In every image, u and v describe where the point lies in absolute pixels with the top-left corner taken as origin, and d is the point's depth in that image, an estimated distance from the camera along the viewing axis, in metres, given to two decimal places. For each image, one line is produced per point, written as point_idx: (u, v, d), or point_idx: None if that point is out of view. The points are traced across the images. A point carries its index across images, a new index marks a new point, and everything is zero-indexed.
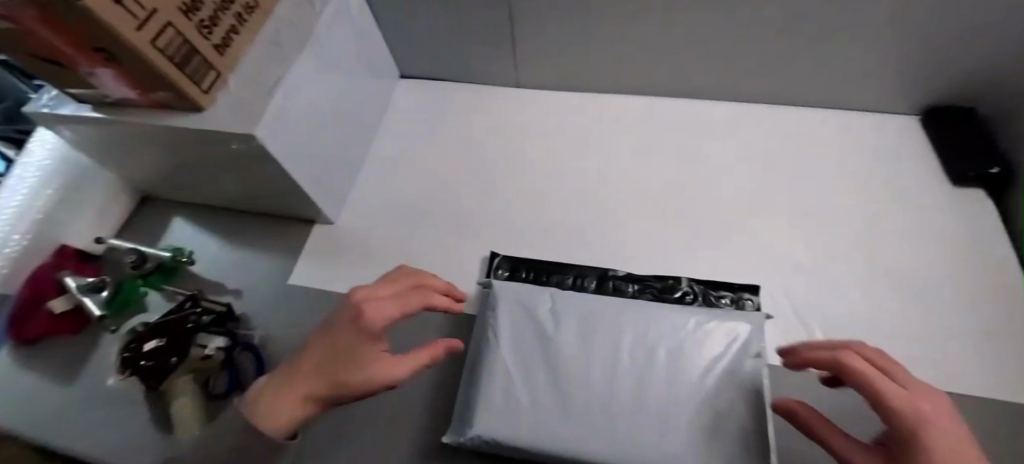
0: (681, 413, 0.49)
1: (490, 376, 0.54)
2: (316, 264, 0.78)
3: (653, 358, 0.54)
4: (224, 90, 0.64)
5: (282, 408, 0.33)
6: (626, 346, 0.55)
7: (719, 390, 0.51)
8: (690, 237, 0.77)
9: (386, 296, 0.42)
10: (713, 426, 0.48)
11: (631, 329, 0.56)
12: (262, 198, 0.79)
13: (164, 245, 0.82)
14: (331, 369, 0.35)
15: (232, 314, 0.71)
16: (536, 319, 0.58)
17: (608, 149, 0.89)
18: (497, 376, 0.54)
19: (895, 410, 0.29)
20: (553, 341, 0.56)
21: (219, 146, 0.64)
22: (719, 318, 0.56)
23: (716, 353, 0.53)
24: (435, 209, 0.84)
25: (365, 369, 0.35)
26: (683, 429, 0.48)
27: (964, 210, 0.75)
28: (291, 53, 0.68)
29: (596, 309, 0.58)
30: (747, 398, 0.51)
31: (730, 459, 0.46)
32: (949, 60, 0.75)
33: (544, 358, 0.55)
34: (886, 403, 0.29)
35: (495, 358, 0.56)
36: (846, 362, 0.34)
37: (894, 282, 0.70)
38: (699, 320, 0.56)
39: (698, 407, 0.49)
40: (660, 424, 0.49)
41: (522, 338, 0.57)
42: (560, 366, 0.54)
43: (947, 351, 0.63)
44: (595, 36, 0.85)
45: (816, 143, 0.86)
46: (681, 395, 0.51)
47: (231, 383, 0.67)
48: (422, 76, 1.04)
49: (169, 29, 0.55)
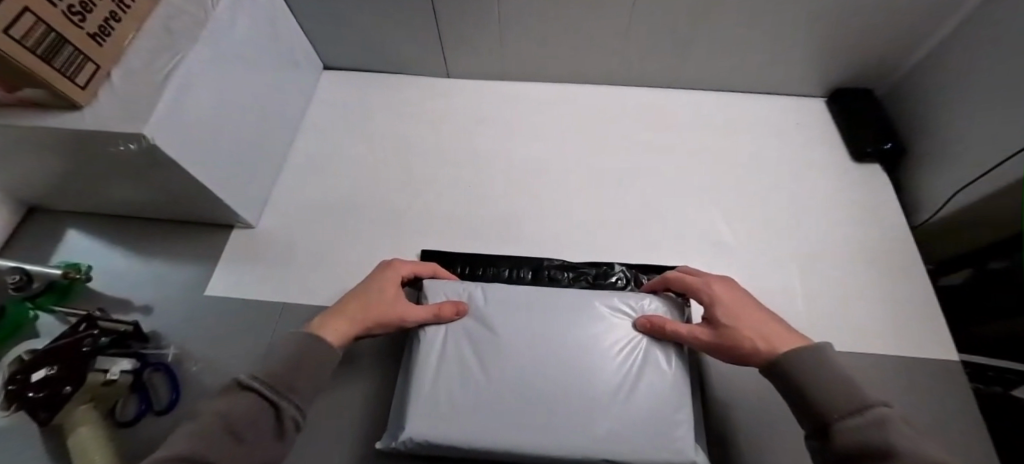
0: (611, 394, 0.50)
1: (419, 375, 0.53)
2: (237, 271, 0.73)
3: (584, 343, 0.54)
4: (107, 85, 0.57)
5: (331, 327, 0.51)
6: (558, 333, 0.55)
7: (646, 368, 0.53)
8: (622, 221, 0.79)
9: (408, 270, 0.60)
10: (642, 404, 0.50)
11: (561, 316, 0.56)
12: (171, 203, 0.72)
13: (58, 262, 0.74)
14: (382, 305, 0.55)
15: (140, 333, 0.66)
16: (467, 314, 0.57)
17: (543, 138, 0.90)
18: (426, 375, 0.53)
19: (723, 308, 0.50)
20: (484, 335, 0.55)
21: (104, 147, 0.57)
22: (646, 299, 0.58)
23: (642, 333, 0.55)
24: (366, 206, 0.81)
25: (384, 302, 0.54)
26: (613, 410, 0.49)
27: (864, 184, 0.82)
28: (186, 41, 0.62)
29: (528, 299, 0.58)
30: (674, 374, 0.52)
31: (657, 434, 0.48)
32: (846, 43, 0.81)
33: (474, 352, 0.54)
34: (718, 302, 0.51)
35: (425, 356, 0.54)
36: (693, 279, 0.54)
37: (805, 252, 0.75)
38: (626, 302, 0.58)
39: (626, 386, 0.51)
40: (591, 406, 0.49)
41: (454, 335, 0.56)
42: (491, 359, 0.53)
43: (847, 312, 0.69)
44: (519, 26, 0.84)
45: (736, 126, 0.90)
46: (610, 376, 0.52)
47: (142, 407, 0.61)
48: (350, 67, 1.00)
49: (26, 15, 0.47)
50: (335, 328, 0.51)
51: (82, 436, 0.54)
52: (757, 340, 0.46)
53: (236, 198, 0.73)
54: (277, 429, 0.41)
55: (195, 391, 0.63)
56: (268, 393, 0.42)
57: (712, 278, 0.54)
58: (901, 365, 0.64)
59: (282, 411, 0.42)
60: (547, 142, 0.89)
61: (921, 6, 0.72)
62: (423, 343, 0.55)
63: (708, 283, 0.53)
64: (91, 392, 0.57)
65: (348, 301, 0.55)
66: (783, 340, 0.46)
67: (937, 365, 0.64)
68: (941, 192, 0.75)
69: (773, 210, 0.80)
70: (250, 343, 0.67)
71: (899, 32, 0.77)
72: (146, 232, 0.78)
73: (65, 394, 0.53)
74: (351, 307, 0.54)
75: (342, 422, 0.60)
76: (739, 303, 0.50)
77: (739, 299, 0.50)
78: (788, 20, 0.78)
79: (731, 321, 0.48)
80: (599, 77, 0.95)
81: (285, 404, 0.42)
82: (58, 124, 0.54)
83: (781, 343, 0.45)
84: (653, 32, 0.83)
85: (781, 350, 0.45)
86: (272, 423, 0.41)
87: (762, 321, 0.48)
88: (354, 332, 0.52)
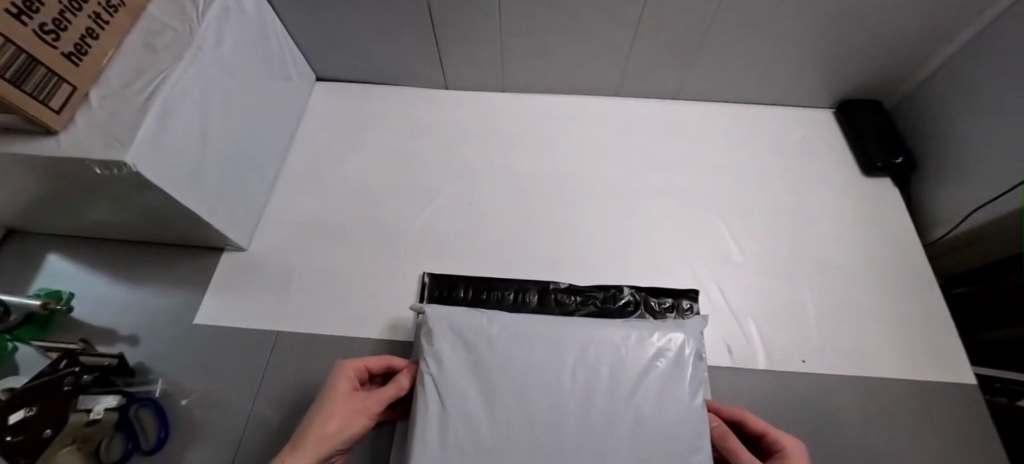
0: (623, 432, 0.49)
1: (425, 412, 0.50)
2: (230, 297, 0.71)
3: (593, 376, 0.52)
4: (85, 108, 0.53)
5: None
6: (566, 369, 0.52)
7: (661, 404, 0.51)
8: (627, 239, 0.77)
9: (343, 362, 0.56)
10: (657, 444, 0.48)
11: (569, 350, 0.54)
12: (159, 227, 0.69)
13: (37, 289, 0.70)
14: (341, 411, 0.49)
15: (123, 365, 0.62)
16: (471, 347, 0.54)
17: (544, 151, 0.87)
18: (431, 416, 0.50)
19: None
20: (492, 370, 0.52)
21: (83, 173, 0.53)
22: (661, 331, 0.56)
23: (654, 367, 0.53)
24: (362, 227, 0.78)
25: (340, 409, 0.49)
26: (626, 452, 0.48)
27: (872, 197, 0.81)
28: (170, 58, 0.58)
29: (537, 333, 0.55)
30: (690, 409, 0.51)
31: None
32: (854, 54, 0.79)
33: (482, 389, 0.51)
34: None
35: (428, 396, 0.51)
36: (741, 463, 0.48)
37: (816, 271, 0.73)
38: (640, 334, 0.55)
39: (638, 423, 0.49)
40: (602, 446, 0.48)
41: (461, 371, 0.53)
42: (498, 397, 0.51)
43: (862, 332, 0.67)
44: (520, 36, 0.81)
45: (743, 138, 0.88)
46: (623, 414, 0.50)
47: (128, 447, 0.58)
48: (343, 78, 0.96)
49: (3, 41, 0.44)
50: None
51: None
52: None
53: (226, 220, 0.70)
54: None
55: (187, 428, 0.60)
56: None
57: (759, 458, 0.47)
58: (919, 387, 0.63)
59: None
60: (549, 156, 0.87)
61: (933, 16, 0.70)
62: (426, 380, 0.52)
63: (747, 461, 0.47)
64: (73, 434, 0.54)
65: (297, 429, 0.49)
66: None
67: (953, 387, 0.63)
68: (954, 206, 0.73)
69: (783, 226, 0.78)
70: (246, 372, 0.64)
71: (909, 43, 0.76)
72: (130, 256, 0.74)
73: (45, 437, 0.49)
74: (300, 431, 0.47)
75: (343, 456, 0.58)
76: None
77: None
78: (798, 30, 0.76)
79: None
80: (601, 88, 0.92)
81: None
82: (31, 152, 0.50)
83: None
84: (657, 43, 0.80)
85: None
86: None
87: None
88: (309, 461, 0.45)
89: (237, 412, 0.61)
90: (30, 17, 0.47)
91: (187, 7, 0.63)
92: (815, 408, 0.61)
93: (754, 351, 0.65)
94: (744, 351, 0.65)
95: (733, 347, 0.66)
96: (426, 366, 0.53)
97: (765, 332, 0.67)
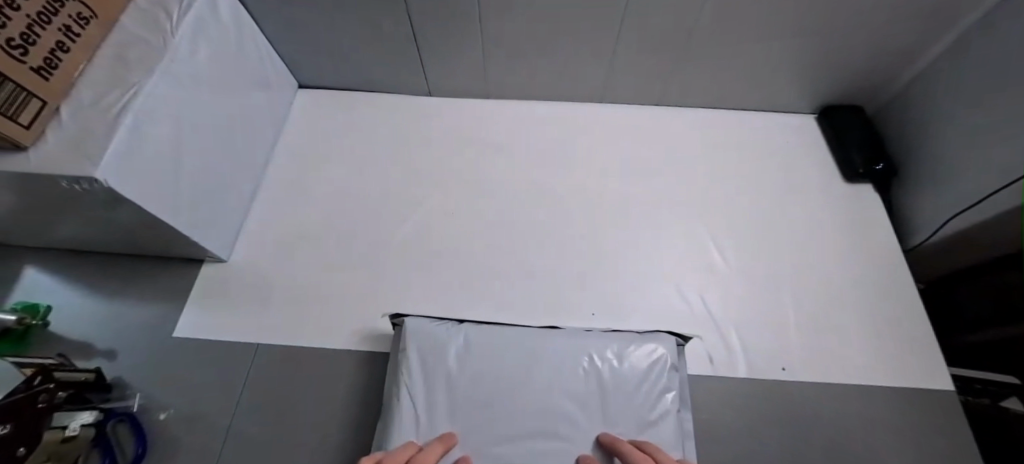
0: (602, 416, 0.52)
1: (406, 398, 0.52)
2: (209, 311, 0.70)
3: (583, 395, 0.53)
4: (55, 122, 0.53)
5: None
6: (540, 373, 0.53)
7: (637, 393, 0.53)
8: (609, 248, 0.76)
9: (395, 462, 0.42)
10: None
11: (544, 355, 0.55)
12: (136, 239, 0.68)
13: (11, 302, 0.69)
14: None
15: (101, 382, 0.61)
16: (444, 358, 0.54)
17: (527, 158, 0.87)
18: (408, 423, 0.50)
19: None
20: (465, 382, 0.53)
21: (53, 188, 0.52)
22: (638, 347, 0.55)
23: (628, 377, 0.54)
24: (343, 238, 0.78)
25: None
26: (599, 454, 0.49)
27: (853, 202, 0.81)
28: (142, 71, 0.58)
29: (510, 346, 0.55)
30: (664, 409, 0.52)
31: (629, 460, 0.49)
32: (835, 60, 0.79)
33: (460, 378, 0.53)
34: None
35: (403, 407, 0.51)
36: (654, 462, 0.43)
37: (796, 276, 0.73)
38: (610, 357, 0.55)
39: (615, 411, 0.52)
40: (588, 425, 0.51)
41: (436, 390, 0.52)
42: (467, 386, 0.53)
43: (844, 337, 0.67)
44: (502, 43, 0.81)
45: (725, 144, 0.88)
46: (603, 403, 0.52)
47: (105, 461, 0.57)
48: (326, 86, 0.96)
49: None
50: None
51: None
52: None
53: (203, 232, 0.69)
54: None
55: (163, 443, 0.59)
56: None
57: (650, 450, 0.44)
58: (902, 395, 0.62)
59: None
60: (532, 163, 0.86)
61: (911, 24, 0.71)
62: (401, 394, 0.52)
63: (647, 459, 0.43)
64: (46, 452, 0.53)
65: None
66: None
67: (937, 396, 0.62)
68: (933, 213, 0.74)
69: (765, 232, 0.78)
70: (224, 385, 0.63)
71: (888, 49, 0.76)
72: (107, 267, 0.74)
73: (18, 455, 0.48)
74: None
75: None
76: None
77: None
78: (777, 38, 0.76)
79: None
80: (585, 94, 0.92)
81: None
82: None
83: None
84: (639, 50, 0.80)
85: None
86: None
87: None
88: None
89: (214, 426, 0.60)
90: None
91: (161, 17, 0.62)
92: (798, 415, 0.61)
93: (736, 362, 0.65)
94: (725, 361, 0.65)
95: (714, 358, 0.65)
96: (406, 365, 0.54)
97: (745, 341, 0.67)
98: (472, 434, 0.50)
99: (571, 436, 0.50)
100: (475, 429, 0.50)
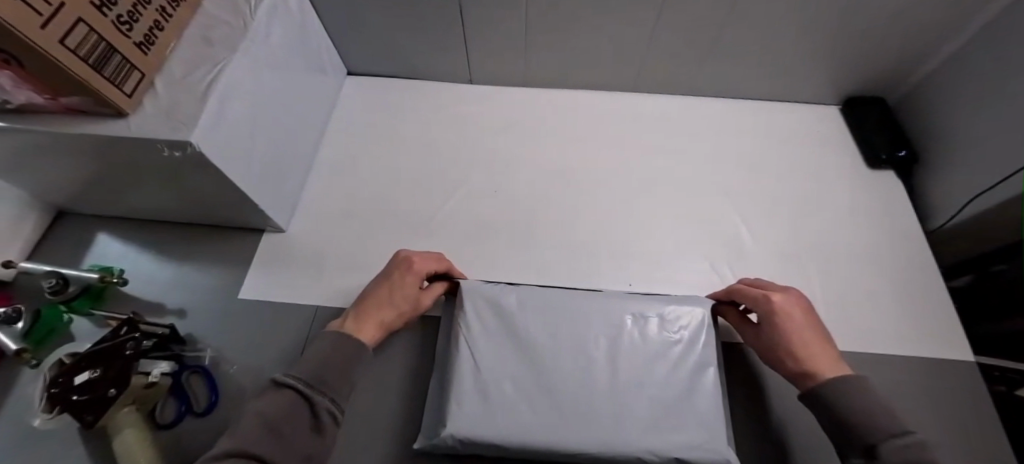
0: (647, 369, 0.54)
1: (465, 345, 0.56)
2: (271, 275, 0.75)
3: (626, 346, 0.56)
4: (151, 93, 0.58)
5: (366, 329, 0.54)
6: (586, 326, 0.58)
7: (682, 351, 0.56)
8: (644, 225, 0.81)
9: None
10: (677, 404, 0.52)
11: (590, 312, 0.59)
12: (207, 209, 0.74)
13: (90, 264, 0.75)
14: (405, 305, 0.59)
15: (178, 335, 0.67)
16: (498, 311, 0.59)
17: (563, 142, 0.92)
18: (468, 367, 0.55)
19: (765, 309, 0.54)
20: (520, 337, 0.57)
21: (148, 153, 0.57)
22: (676, 304, 0.60)
23: (673, 336, 0.57)
24: (395, 211, 0.83)
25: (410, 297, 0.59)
26: (648, 401, 0.52)
27: (877, 188, 0.85)
28: (227, 50, 0.63)
29: (559, 304, 0.60)
30: (704, 364, 0.55)
31: (675, 412, 0.51)
32: (859, 55, 0.83)
33: (516, 329, 0.58)
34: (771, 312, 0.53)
35: (463, 353, 0.56)
36: (754, 295, 0.56)
37: (823, 254, 0.77)
38: (650, 314, 0.59)
39: (660, 364, 0.55)
40: (636, 376, 0.54)
41: (491, 336, 0.57)
42: (519, 335, 0.57)
43: (869, 310, 0.71)
44: (544, 33, 0.86)
45: (752, 133, 0.93)
46: (647, 357, 0.55)
47: (182, 408, 0.62)
48: (372, 73, 1.01)
49: (80, 25, 0.49)
50: (373, 327, 0.55)
51: (127, 439, 0.55)
52: (791, 355, 0.50)
53: (269, 203, 0.74)
54: (314, 424, 0.43)
55: (231, 395, 0.64)
56: (302, 388, 0.45)
57: (773, 291, 0.55)
58: (930, 366, 0.65)
59: (315, 404, 0.44)
60: (569, 147, 0.91)
61: (933, 19, 0.75)
62: (460, 343, 0.57)
63: (757, 297, 0.55)
64: (133, 395, 0.58)
65: (389, 299, 0.58)
66: (817, 360, 0.49)
67: (960, 368, 0.65)
68: (951, 198, 0.78)
69: (792, 214, 0.82)
70: (287, 342, 0.68)
71: (911, 43, 0.80)
72: (174, 235, 0.79)
73: (111, 396, 0.54)
74: (389, 314, 0.57)
75: (382, 420, 0.60)
76: (769, 334, 0.53)
77: (783, 319, 0.52)
78: (806, 32, 0.81)
79: (770, 323, 0.53)
80: (617, 85, 0.97)
81: (318, 397, 0.45)
82: (103, 132, 0.54)
83: (805, 352, 0.50)
84: (674, 41, 0.85)
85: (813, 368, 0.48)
86: (309, 417, 0.44)
87: (803, 344, 0.50)
88: (374, 329, 0.55)
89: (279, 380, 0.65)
90: (110, 8, 0.52)
91: (240, 2, 0.68)
92: None
93: None
94: None
95: None
96: (465, 316, 0.59)
97: None
98: (529, 381, 0.53)
99: (621, 383, 0.53)
100: (531, 376, 0.54)
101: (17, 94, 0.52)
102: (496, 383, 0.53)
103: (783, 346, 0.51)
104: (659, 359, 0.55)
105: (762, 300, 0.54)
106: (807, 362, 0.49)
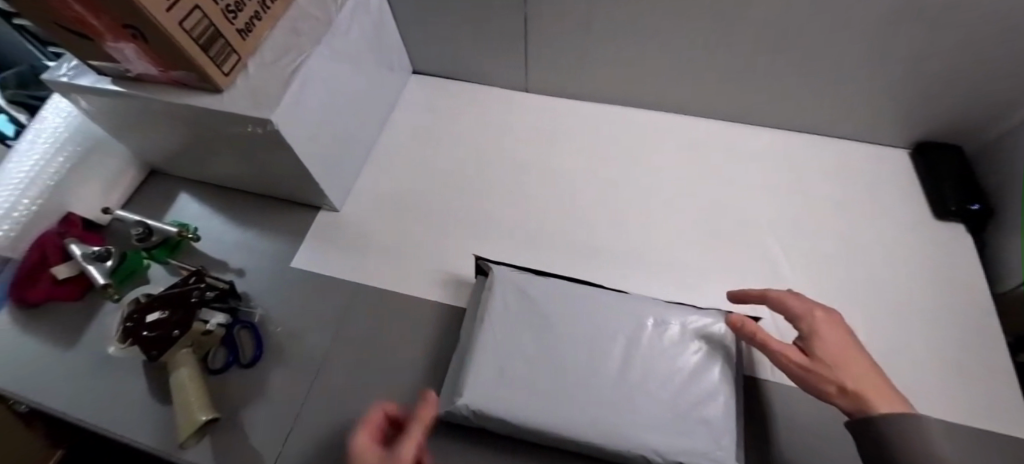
0: (663, 373, 0.54)
1: (490, 328, 0.59)
2: (321, 247, 0.81)
3: (644, 347, 0.56)
4: (243, 73, 0.66)
5: None
6: (609, 325, 0.59)
7: (701, 361, 0.55)
8: (680, 247, 0.80)
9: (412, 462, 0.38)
10: (688, 409, 0.51)
11: (614, 311, 0.60)
12: (274, 182, 0.81)
13: (171, 219, 0.84)
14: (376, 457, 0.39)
15: (236, 291, 0.72)
16: (526, 301, 0.61)
17: (608, 156, 0.93)
18: (490, 354, 0.57)
19: (807, 320, 0.53)
20: (543, 323, 0.59)
21: (234, 126, 0.64)
22: (699, 315, 0.59)
23: (692, 345, 0.57)
24: (438, 204, 0.87)
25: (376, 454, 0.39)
26: (659, 401, 0.52)
27: (943, 240, 0.79)
28: (311, 41, 0.70)
29: (586, 300, 0.61)
30: (723, 378, 0.55)
31: (688, 419, 0.51)
32: (935, 98, 0.79)
33: (541, 318, 0.59)
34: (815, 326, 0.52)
35: (485, 334, 0.58)
36: (792, 306, 0.55)
37: (871, 302, 0.73)
38: (673, 321, 0.59)
39: (677, 370, 0.54)
40: (652, 378, 0.54)
41: (517, 321, 0.59)
42: (544, 322, 0.59)
43: (917, 369, 0.66)
44: (601, 50, 0.88)
45: (807, 167, 0.89)
46: (665, 362, 0.55)
47: (230, 358, 0.68)
48: (433, 73, 1.07)
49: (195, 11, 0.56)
50: None
51: (182, 376, 0.61)
52: (832, 365, 0.48)
53: (328, 182, 0.80)
54: None
55: (272, 352, 0.69)
56: None
57: (815, 306, 0.54)
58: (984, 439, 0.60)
59: None
60: (614, 163, 0.92)
61: None
62: (483, 325, 0.59)
63: (798, 308, 0.54)
64: (192, 339, 0.64)
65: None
66: (860, 377, 0.47)
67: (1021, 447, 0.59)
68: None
69: (841, 256, 0.78)
70: (328, 311, 0.73)
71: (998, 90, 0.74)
72: (242, 202, 0.87)
73: (173, 336, 0.61)
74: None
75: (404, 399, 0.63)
76: (808, 344, 0.51)
77: (823, 339, 0.50)
78: (876, 71, 0.77)
79: (812, 335, 0.51)
80: (670, 105, 0.97)
81: None
82: (201, 104, 0.62)
83: (847, 366, 0.48)
84: (732, 67, 0.84)
85: (854, 382, 0.46)
86: None
87: (844, 358, 0.49)
88: None
89: (316, 345, 0.70)
90: None
91: None
92: None
93: None
94: None
95: None
96: (494, 303, 0.61)
97: None
98: (545, 367, 0.55)
99: (637, 383, 0.53)
100: (549, 365, 0.55)
101: (137, 65, 0.61)
102: (514, 366, 0.55)
103: (822, 355, 0.49)
104: (675, 363, 0.55)
105: (804, 318, 0.53)
106: (848, 375, 0.47)
